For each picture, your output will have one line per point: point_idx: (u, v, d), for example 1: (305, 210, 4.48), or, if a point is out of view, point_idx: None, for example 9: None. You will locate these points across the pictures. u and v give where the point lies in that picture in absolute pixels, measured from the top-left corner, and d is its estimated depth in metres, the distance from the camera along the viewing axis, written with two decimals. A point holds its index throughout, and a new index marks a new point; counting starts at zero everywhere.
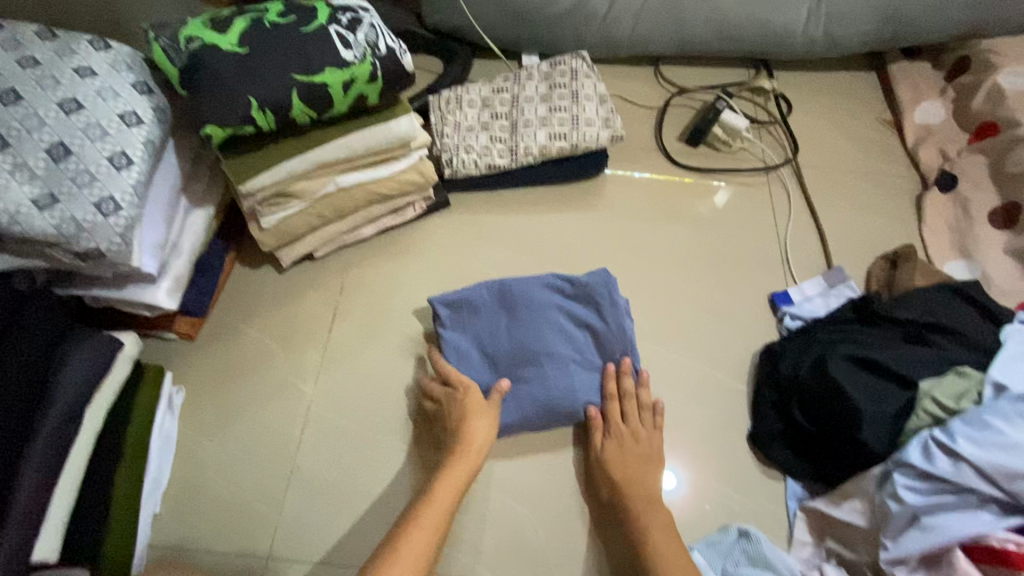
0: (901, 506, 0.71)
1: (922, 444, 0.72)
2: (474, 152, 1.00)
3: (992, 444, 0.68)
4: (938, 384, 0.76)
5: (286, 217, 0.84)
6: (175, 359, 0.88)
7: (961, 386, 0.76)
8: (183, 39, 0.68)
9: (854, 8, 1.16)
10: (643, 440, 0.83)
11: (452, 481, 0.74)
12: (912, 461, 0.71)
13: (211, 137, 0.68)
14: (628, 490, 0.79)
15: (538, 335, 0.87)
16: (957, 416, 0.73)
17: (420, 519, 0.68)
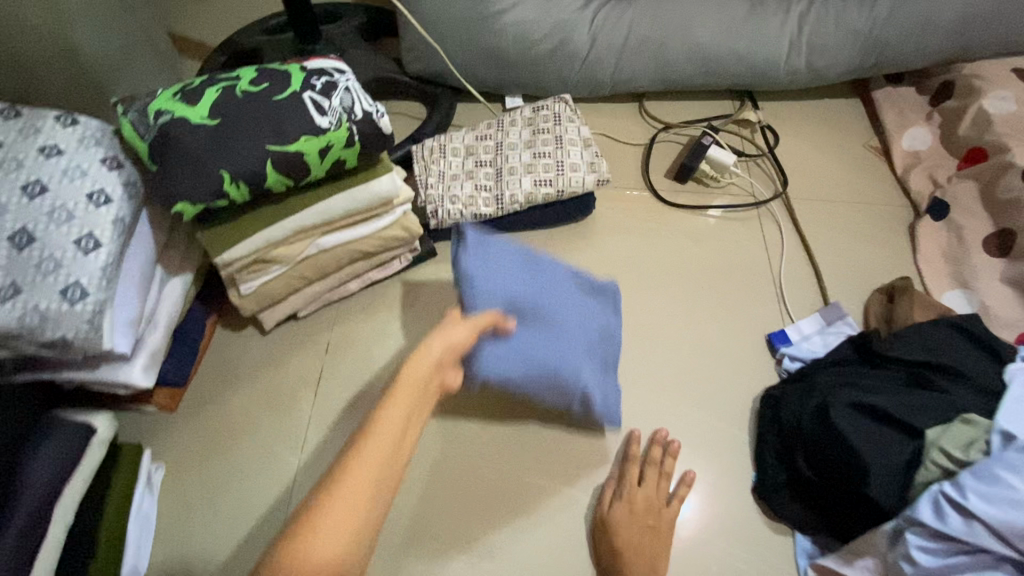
0: (915, 568, 0.68)
1: (933, 500, 0.69)
2: (460, 202, 0.98)
3: (1003, 501, 0.65)
4: (945, 434, 0.73)
5: (266, 282, 0.81)
6: (156, 432, 0.85)
7: (967, 434, 0.73)
8: (153, 113, 0.67)
9: (835, 39, 1.17)
10: (656, 510, 0.81)
11: (411, 389, 0.59)
12: (923, 521, 0.68)
13: (183, 214, 0.66)
14: (635, 560, 0.76)
15: (559, 309, 0.79)
16: (966, 468, 0.70)
17: (365, 445, 0.54)
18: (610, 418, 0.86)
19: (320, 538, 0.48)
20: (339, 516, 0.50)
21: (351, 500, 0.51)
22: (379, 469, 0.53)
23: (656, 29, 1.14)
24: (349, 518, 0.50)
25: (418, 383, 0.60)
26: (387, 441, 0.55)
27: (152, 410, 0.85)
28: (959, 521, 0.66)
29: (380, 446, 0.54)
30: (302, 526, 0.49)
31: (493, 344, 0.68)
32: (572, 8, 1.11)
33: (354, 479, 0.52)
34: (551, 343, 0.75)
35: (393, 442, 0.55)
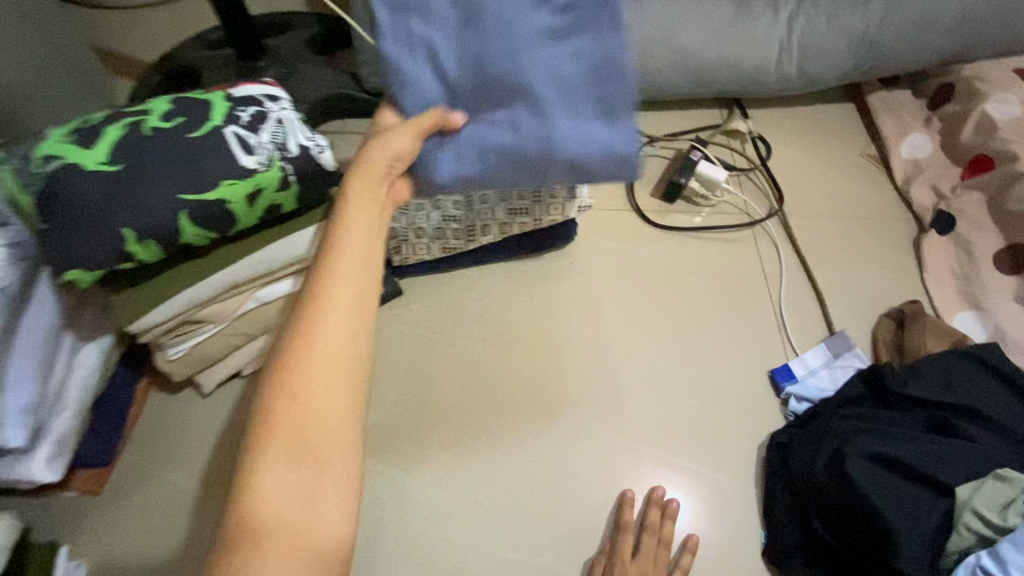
0: None
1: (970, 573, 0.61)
2: (426, 236, 0.85)
3: None
4: (978, 494, 0.65)
5: (198, 344, 0.70)
6: (77, 521, 0.73)
7: (1002, 492, 0.65)
8: (40, 159, 0.55)
9: (828, 42, 1.08)
10: None
11: (362, 204, 0.56)
12: None
13: (74, 283, 0.55)
14: None
15: (505, 34, 0.59)
16: (1006, 536, 0.62)
17: (331, 269, 0.51)
18: (622, 156, 0.61)
19: (315, 370, 0.47)
20: (320, 344, 0.48)
21: (327, 325, 0.48)
22: (344, 290, 0.50)
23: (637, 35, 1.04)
24: (333, 336, 0.48)
25: (363, 208, 0.55)
26: (344, 260, 0.52)
27: (72, 494, 0.73)
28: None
29: (339, 269, 0.51)
30: (282, 369, 0.47)
31: (432, 147, 0.62)
32: None
33: (324, 303, 0.49)
34: (514, 141, 0.61)
35: (352, 260, 0.52)
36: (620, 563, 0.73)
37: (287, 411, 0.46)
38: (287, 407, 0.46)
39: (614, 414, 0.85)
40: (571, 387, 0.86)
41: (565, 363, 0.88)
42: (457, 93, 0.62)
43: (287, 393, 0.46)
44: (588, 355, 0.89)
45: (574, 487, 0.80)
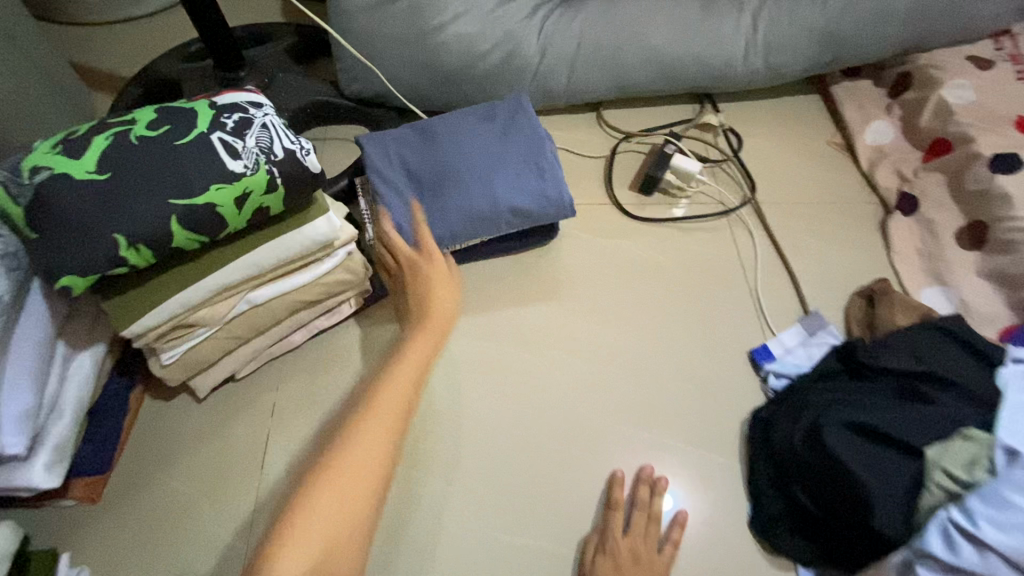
0: None
1: (941, 528, 0.65)
2: None
3: (1015, 526, 0.61)
4: (945, 453, 0.68)
5: (191, 350, 0.71)
6: (75, 531, 0.73)
7: (968, 449, 0.68)
8: (28, 170, 0.56)
9: (791, 36, 1.13)
10: (646, 560, 0.74)
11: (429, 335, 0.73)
12: (935, 553, 0.63)
13: (70, 288, 0.56)
14: None
15: (454, 151, 0.90)
16: (972, 490, 0.65)
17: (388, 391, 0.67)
18: (554, 199, 0.89)
19: (340, 502, 0.59)
20: (349, 477, 0.60)
21: (365, 455, 0.61)
22: (379, 434, 0.63)
23: (609, 35, 1.08)
24: (375, 456, 0.62)
25: (418, 348, 0.71)
26: (380, 417, 0.64)
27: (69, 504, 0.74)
28: (971, 552, 0.62)
29: (385, 406, 0.65)
30: (318, 490, 0.59)
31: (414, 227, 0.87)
32: (517, 18, 1.04)
33: (372, 421, 0.64)
34: (466, 196, 0.87)
35: (388, 417, 0.65)
36: (613, 542, 0.74)
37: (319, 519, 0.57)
38: (339, 479, 0.60)
39: (603, 401, 0.87)
40: (560, 377, 0.89)
41: (553, 354, 0.91)
42: (427, 189, 0.89)
43: (325, 484, 0.60)
44: (575, 344, 0.92)
45: (567, 472, 0.82)
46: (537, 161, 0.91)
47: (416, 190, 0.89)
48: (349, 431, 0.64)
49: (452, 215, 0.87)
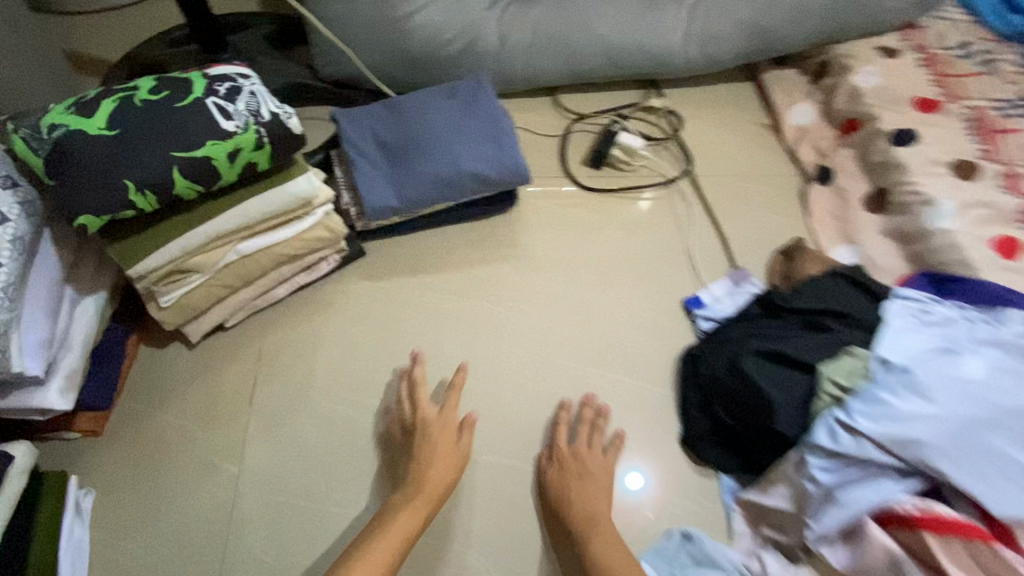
0: (817, 487, 0.75)
1: (827, 424, 0.77)
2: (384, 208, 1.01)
3: (884, 417, 0.73)
4: (835, 364, 0.81)
5: (186, 294, 0.81)
6: (81, 459, 0.82)
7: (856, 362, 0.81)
8: (47, 127, 0.66)
9: (722, 28, 1.27)
10: (587, 460, 0.86)
11: (446, 465, 0.81)
12: (821, 443, 0.75)
13: (87, 227, 0.65)
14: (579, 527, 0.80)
15: (422, 125, 1.01)
16: (854, 394, 0.78)
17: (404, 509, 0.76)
18: (511, 166, 1.01)
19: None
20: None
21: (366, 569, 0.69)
22: (380, 552, 0.71)
23: (560, 26, 1.21)
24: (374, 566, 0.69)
25: (416, 509, 0.76)
26: (384, 542, 0.72)
27: (75, 436, 0.83)
28: (849, 438, 0.74)
29: (392, 532, 0.73)
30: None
31: (385, 191, 0.98)
32: (478, 9, 1.16)
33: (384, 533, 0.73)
34: (431, 163, 0.98)
35: (391, 544, 0.72)
36: (559, 450, 0.87)
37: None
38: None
39: (556, 345, 0.99)
40: (518, 325, 1.01)
41: (511, 306, 1.02)
42: (397, 158, 0.99)
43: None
44: (531, 297, 1.04)
45: (524, 405, 0.93)
46: (495, 132, 1.02)
47: (388, 160, 1.00)
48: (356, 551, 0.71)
49: (420, 180, 0.98)
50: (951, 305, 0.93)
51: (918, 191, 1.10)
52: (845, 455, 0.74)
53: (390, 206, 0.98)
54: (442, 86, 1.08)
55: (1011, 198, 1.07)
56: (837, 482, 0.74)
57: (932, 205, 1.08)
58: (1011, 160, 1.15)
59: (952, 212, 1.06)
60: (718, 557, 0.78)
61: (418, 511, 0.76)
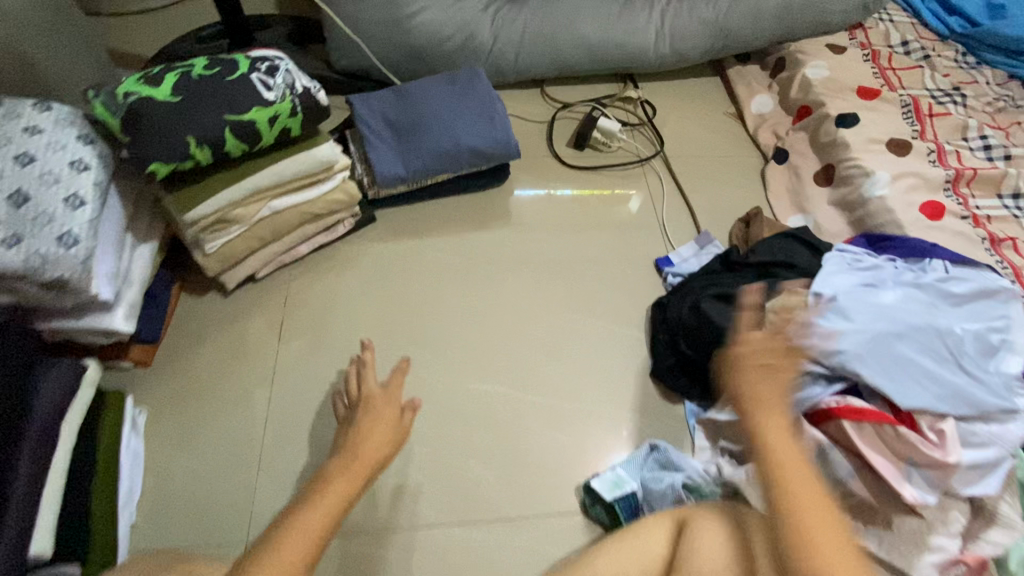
0: None
1: None
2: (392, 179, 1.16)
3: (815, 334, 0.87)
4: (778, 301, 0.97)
5: (227, 243, 0.95)
6: (134, 385, 0.95)
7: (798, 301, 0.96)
8: (121, 94, 0.80)
9: (690, 28, 1.43)
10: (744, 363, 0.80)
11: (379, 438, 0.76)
12: None
13: (157, 173, 0.79)
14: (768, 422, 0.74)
15: (426, 107, 1.17)
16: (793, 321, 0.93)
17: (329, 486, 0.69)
18: (503, 141, 1.16)
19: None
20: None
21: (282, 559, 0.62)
22: (304, 533, 0.64)
23: (547, 25, 1.37)
24: (297, 550, 0.63)
25: (343, 484, 0.70)
26: (312, 521, 0.65)
27: (128, 366, 0.95)
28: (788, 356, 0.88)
29: (315, 514, 0.66)
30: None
31: (395, 163, 1.13)
32: (473, 10, 1.32)
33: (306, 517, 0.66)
34: (434, 138, 1.14)
35: (317, 523, 0.65)
36: None
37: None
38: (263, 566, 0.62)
39: (543, 297, 1.13)
40: (510, 280, 1.15)
41: (504, 265, 1.17)
42: (404, 134, 1.14)
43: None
44: (522, 257, 1.18)
45: (515, 345, 1.07)
46: (489, 112, 1.18)
47: (396, 136, 1.15)
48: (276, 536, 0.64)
49: (425, 153, 1.13)
50: (885, 255, 1.07)
51: (860, 165, 1.25)
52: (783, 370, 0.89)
53: (399, 175, 1.13)
54: (443, 74, 1.23)
55: (938, 170, 1.23)
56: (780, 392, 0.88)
57: (870, 176, 1.23)
58: (941, 139, 1.31)
59: (885, 181, 1.22)
60: (680, 462, 0.92)
61: (347, 490, 0.69)
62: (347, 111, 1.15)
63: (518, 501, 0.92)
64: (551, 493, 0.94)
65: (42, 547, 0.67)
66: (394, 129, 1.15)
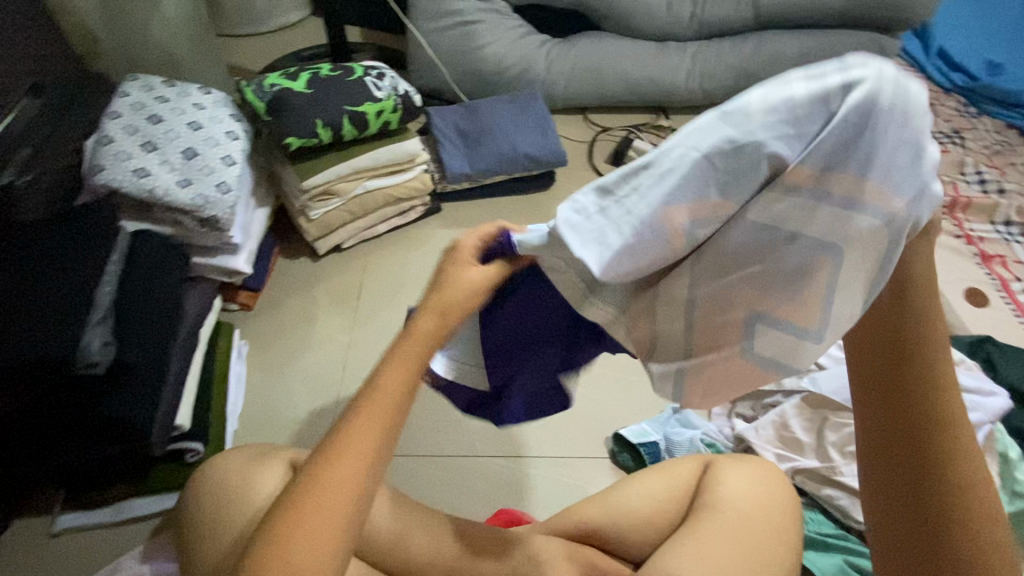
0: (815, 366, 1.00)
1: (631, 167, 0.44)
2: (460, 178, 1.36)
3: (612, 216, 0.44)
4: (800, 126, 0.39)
5: (327, 212, 1.15)
6: (239, 324, 1.14)
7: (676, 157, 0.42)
8: (268, 85, 1.04)
9: (718, 69, 1.64)
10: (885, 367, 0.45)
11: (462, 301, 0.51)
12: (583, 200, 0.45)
13: (291, 145, 1.02)
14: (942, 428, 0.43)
15: (490, 119, 1.38)
16: None
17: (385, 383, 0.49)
18: (554, 150, 1.37)
19: (318, 511, 0.46)
20: (339, 482, 0.46)
21: (351, 459, 0.47)
22: (370, 439, 0.48)
23: (593, 61, 1.60)
24: (362, 446, 0.47)
25: (401, 370, 0.50)
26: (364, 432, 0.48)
27: (235, 308, 1.15)
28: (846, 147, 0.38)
29: (383, 398, 0.49)
30: (299, 503, 0.46)
31: (461, 163, 1.33)
32: (532, 46, 1.56)
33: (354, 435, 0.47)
34: (496, 145, 1.35)
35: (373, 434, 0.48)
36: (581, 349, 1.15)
37: (298, 530, 0.45)
38: (326, 491, 0.46)
39: None
40: None
41: None
42: (470, 140, 1.35)
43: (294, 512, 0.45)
44: None
45: None
46: (543, 126, 1.39)
47: (463, 141, 1.36)
48: (337, 438, 0.48)
49: (487, 157, 1.34)
50: None
51: None
52: (831, 246, 0.41)
53: (462, 172, 1.33)
54: (505, 96, 1.46)
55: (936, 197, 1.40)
56: (864, 234, 0.40)
57: None
58: (939, 172, 1.47)
59: None
60: (697, 421, 1.04)
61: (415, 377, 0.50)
62: (423, 118, 1.37)
63: (554, 444, 1.06)
64: (584, 441, 1.07)
65: (181, 419, 0.84)
66: (462, 136, 1.36)
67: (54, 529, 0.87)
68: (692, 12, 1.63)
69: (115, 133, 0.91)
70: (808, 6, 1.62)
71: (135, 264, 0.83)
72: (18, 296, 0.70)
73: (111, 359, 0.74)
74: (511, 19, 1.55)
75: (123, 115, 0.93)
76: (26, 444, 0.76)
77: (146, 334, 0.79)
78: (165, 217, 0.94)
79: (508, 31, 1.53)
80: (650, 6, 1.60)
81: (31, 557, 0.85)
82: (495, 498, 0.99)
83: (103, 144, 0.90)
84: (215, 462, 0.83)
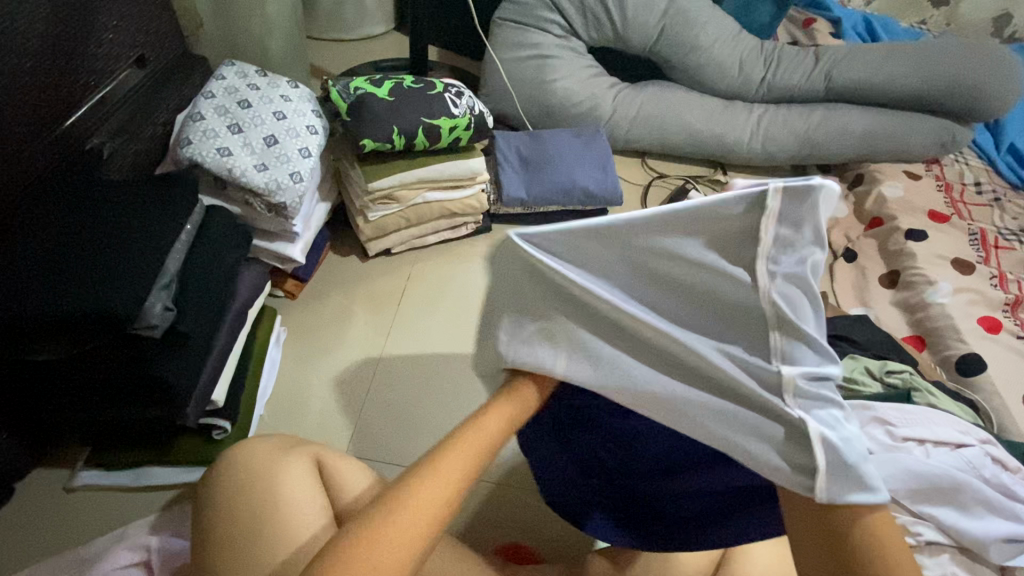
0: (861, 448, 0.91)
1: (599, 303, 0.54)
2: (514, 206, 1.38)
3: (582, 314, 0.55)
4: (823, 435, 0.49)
5: (385, 215, 1.17)
6: (282, 311, 1.16)
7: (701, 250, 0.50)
8: (353, 88, 1.09)
9: (784, 133, 1.64)
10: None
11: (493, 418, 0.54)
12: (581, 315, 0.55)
13: (365, 146, 1.05)
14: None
15: (554, 151, 1.39)
16: (855, 386, 1.03)
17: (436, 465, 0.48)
18: (610, 193, 1.38)
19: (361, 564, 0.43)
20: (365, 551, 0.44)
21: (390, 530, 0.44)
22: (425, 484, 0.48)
23: (660, 108, 1.61)
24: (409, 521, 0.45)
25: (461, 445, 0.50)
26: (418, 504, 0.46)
27: (280, 295, 1.17)
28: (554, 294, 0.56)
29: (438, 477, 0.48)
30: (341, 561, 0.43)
31: (517, 186, 1.34)
32: (602, 86, 1.58)
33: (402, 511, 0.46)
34: (557, 175, 1.36)
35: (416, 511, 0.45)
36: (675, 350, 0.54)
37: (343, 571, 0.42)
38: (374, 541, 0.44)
39: None
40: None
41: None
42: (530, 166, 1.37)
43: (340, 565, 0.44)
44: None
45: None
46: (603, 164, 1.40)
47: (523, 166, 1.37)
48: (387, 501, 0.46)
49: (544, 185, 1.35)
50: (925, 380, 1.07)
51: (923, 273, 1.38)
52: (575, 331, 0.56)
53: (516, 195, 1.33)
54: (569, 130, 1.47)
55: (998, 294, 1.36)
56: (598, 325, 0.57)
57: (933, 285, 1.36)
58: (1004, 269, 1.43)
59: (946, 292, 1.35)
60: None
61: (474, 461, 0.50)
62: (487, 140, 1.38)
63: None
64: None
65: (217, 396, 0.86)
66: (522, 160, 1.37)
67: (72, 484, 0.87)
68: (763, 76, 1.66)
69: (207, 113, 0.96)
70: (882, 85, 1.63)
71: (204, 240, 0.85)
72: (88, 251, 0.72)
73: (167, 325, 0.76)
74: (584, 58, 1.58)
75: (217, 97, 0.98)
76: (70, 392, 0.77)
77: (203, 305, 0.81)
78: (237, 199, 0.97)
79: (581, 69, 1.57)
80: (723, 64, 1.62)
81: (47, 510, 0.86)
82: (505, 528, 0.97)
83: (194, 120, 0.94)
84: (231, 449, 0.75)
